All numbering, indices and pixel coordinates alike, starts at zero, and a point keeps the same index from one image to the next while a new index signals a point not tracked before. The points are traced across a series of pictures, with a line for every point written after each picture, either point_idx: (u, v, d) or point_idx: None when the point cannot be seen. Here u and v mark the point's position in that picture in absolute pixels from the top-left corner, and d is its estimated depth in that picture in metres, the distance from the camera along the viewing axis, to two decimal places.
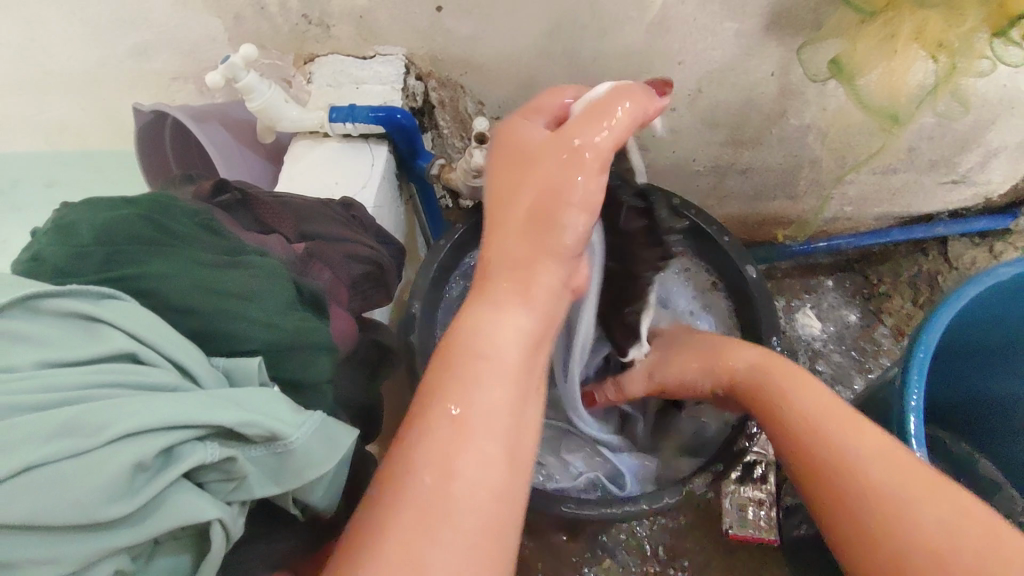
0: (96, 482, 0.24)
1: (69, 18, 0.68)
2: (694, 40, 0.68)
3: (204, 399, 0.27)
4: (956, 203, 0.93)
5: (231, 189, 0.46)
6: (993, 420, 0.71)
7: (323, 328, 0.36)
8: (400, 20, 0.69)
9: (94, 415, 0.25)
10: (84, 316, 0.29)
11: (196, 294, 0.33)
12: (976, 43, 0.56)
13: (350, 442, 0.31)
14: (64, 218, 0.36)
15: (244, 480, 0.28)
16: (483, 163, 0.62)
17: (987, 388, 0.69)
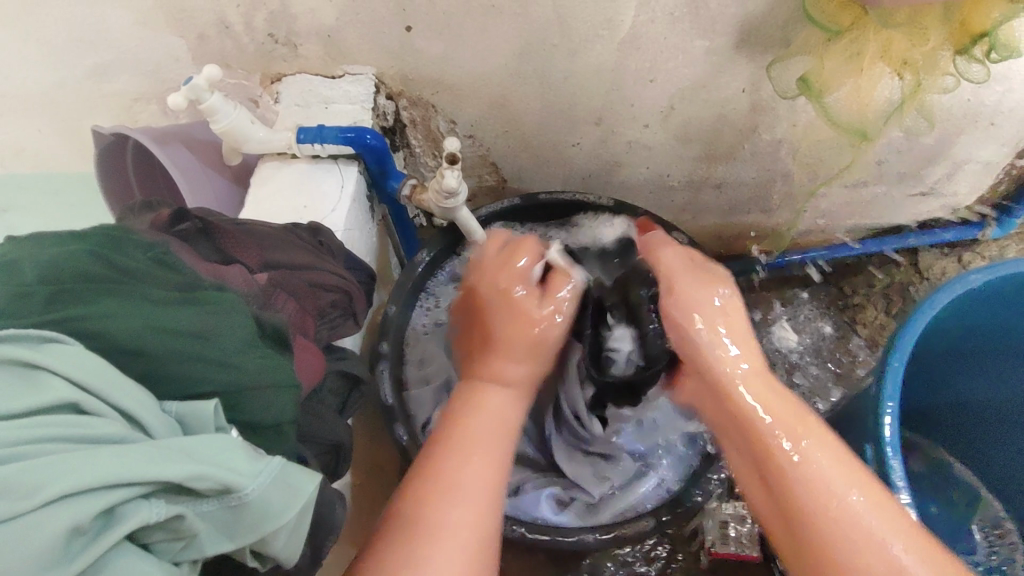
0: (31, 550, 0.22)
1: (23, 39, 0.66)
2: (664, 57, 0.68)
3: (149, 452, 0.26)
4: (924, 215, 0.97)
5: (191, 217, 0.44)
6: (972, 422, 0.73)
7: (285, 366, 0.35)
8: (368, 40, 0.68)
9: (27, 475, 0.23)
10: (23, 364, 0.27)
11: (147, 336, 0.31)
12: (941, 59, 0.57)
13: (312, 490, 0.29)
14: (8, 254, 0.34)
15: (194, 537, 0.26)
16: (454, 185, 0.61)
17: (968, 391, 0.70)
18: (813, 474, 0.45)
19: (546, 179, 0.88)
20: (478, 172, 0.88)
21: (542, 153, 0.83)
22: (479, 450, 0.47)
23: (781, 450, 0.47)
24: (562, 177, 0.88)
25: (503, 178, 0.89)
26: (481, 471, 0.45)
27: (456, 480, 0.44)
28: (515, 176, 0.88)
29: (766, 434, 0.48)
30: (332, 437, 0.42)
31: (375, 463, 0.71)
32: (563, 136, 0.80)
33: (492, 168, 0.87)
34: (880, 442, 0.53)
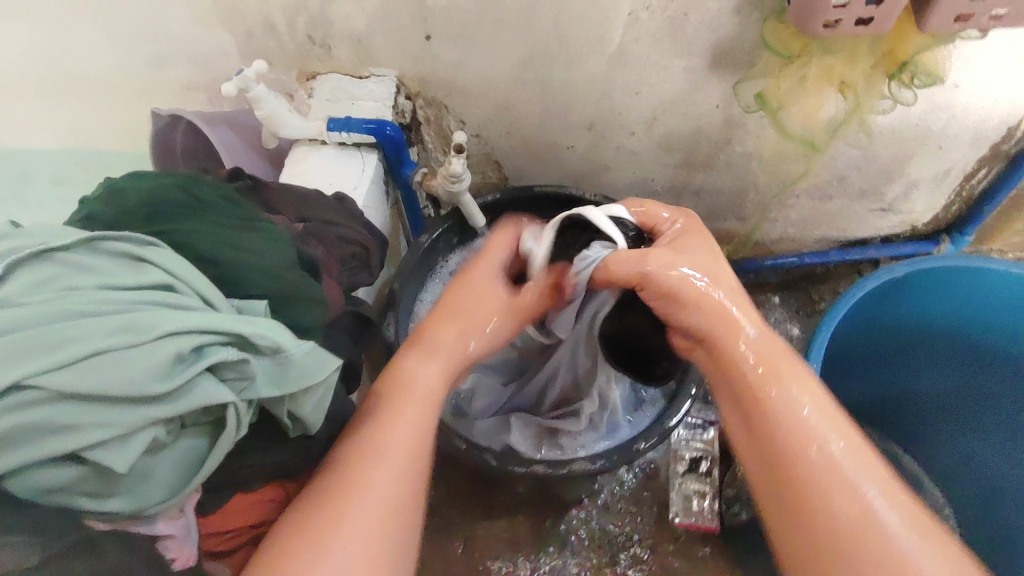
0: (148, 364, 0.33)
1: (100, 29, 0.77)
2: (648, 73, 0.79)
3: (225, 316, 0.36)
4: (886, 230, 1.07)
5: (243, 177, 0.55)
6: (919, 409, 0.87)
7: (318, 286, 0.45)
8: (393, 45, 0.79)
9: (146, 318, 0.34)
10: (133, 256, 0.38)
11: (220, 248, 0.42)
12: (876, 83, 0.67)
13: (334, 367, 0.40)
14: (113, 185, 0.44)
15: (252, 381, 0.36)
16: (459, 170, 0.71)
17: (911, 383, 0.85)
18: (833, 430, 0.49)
19: (542, 178, 0.99)
20: (482, 169, 0.99)
21: (539, 154, 0.94)
22: (401, 452, 0.45)
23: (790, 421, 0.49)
24: (558, 177, 0.98)
25: (505, 176, 1.00)
26: (399, 468, 0.44)
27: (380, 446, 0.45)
28: (515, 174, 0.99)
29: (780, 408, 0.50)
30: (346, 357, 0.52)
31: None
32: (559, 139, 0.91)
33: (495, 166, 0.98)
34: None
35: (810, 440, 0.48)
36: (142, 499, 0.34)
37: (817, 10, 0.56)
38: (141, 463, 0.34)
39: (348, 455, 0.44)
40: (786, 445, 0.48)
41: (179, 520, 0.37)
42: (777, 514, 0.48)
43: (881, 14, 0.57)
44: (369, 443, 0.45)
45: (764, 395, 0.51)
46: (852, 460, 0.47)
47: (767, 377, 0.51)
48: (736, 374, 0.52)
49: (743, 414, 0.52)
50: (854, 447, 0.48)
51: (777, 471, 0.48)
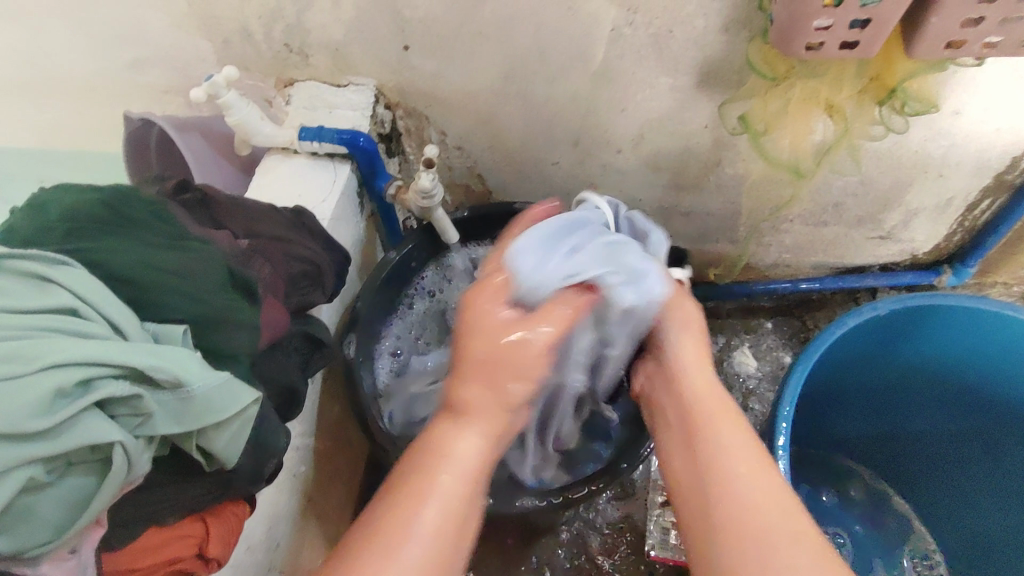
0: (26, 398, 0.30)
1: (75, 31, 0.76)
2: (632, 91, 0.76)
3: (122, 346, 0.34)
4: (885, 258, 1.03)
5: (192, 189, 0.53)
6: (908, 449, 0.84)
7: (248, 310, 0.43)
8: (371, 55, 0.77)
9: (32, 348, 0.32)
10: (38, 278, 0.35)
11: (139, 269, 0.39)
12: (866, 108, 0.64)
13: (249, 402, 0.37)
14: (40, 198, 0.42)
15: (149, 417, 0.34)
16: (429, 185, 0.69)
17: (903, 422, 0.82)
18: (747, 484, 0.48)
19: (528, 194, 0.96)
20: (466, 183, 0.97)
21: (524, 169, 0.92)
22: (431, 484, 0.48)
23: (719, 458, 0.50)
24: (543, 193, 0.96)
25: (489, 190, 0.97)
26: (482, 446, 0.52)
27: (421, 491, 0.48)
28: (500, 189, 0.96)
29: (715, 442, 0.52)
30: (287, 382, 0.50)
31: (341, 434, 0.79)
32: (543, 155, 0.88)
33: (479, 179, 0.95)
34: (773, 446, 0.60)
35: (733, 477, 0.49)
36: (20, 541, 0.31)
37: (799, 33, 0.53)
38: (18, 502, 0.31)
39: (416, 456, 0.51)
40: (714, 478, 0.49)
41: (69, 562, 0.34)
42: (698, 544, 0.48)
43: (866, 39, 0.54)
44: (419, 489, 0.48)
45: (702, 442, 0.53)
46: (775, 511, 0.46)
47: (705, 418, 0.54)
48: (680, 419, 0.56)
49: (684, 447, 0.54)
50: (776, 502, 0.47)
51: (699, 490, 0.50)
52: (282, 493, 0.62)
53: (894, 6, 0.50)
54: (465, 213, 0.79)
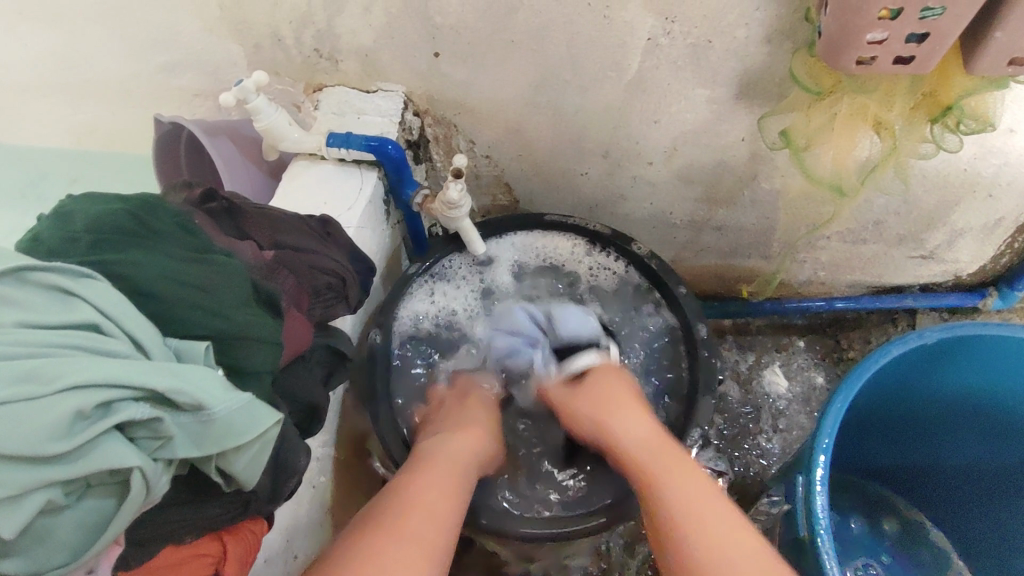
0: (44, 421, 0.29)
1: (109, 34, 0.76)
2: (668, 102, 0.74)
3: (143, 366, 0.32)
4: (926, 278, 0.99)
5: (218, 198, 0.51)
6: (946, 481, 0.80)
7: (271, 325, 0.42)
8: (401, 61, 0.75)
9: (48, 368, 0.30)
10: (62, 291, 0.34)
11: (163, 283, 0.38)
12: (917, 125, 0.61)
13: (271, 425, 0.36)
14: (66, 207, 0.42)
15: (170, 440, 0.33)
16: (457, 197, 0.67)
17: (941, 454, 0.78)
18: (702, 514, 0.52)
19: (556, 204, 0.94)
20: (493, 191, 0.95)
21: (553, 179, 0.90)
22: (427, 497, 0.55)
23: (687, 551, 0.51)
24: (571, 204, 0.94)
25: (516, 199, 0.95)
26: (444, 485, 0.57)
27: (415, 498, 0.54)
28: (527, 198, 0.95)
29: (718, 534, 0.51)
30: (309, 398, 0.48)
31: (361, 446, 0.78)
32: (573, 165, 0.86)
33: (506, 189, 0.94)
34: (811, 479, 0.57)
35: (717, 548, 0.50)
36: (38, 564, 0.31)
37: (849, 46, 0.51)
38: (36, 525, 0.30)
39: (388, 505, 0.54)
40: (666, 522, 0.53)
41: None
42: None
43: (922, 53, 0.51)
44: (419, 485, 0.56)
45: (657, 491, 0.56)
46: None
47: (686, 510, 0.53)
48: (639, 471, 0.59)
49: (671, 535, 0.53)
50: (716, 508, 0.53)
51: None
52: (301, 507, 0.61)
53: (955, 19, 0.47)
54: (495, 219, 0.78)
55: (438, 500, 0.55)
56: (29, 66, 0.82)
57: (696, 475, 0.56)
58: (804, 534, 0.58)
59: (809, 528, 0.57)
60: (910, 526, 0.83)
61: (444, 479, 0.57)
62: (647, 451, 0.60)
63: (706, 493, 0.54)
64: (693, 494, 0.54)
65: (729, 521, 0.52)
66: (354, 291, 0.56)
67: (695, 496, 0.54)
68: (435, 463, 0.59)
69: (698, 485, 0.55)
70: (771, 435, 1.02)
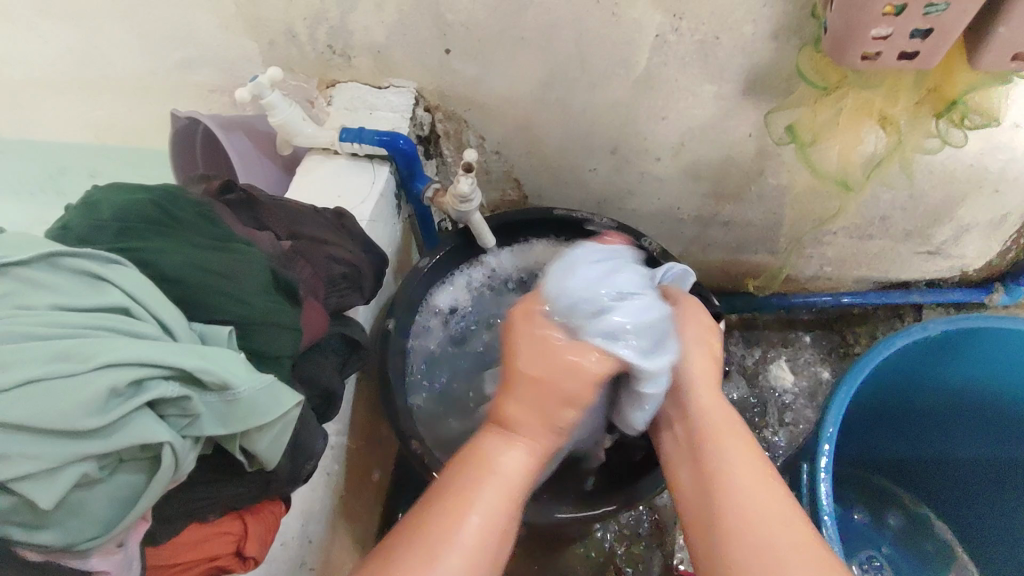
0: (81, 397, 0.31)
1: (127, 31, 0.78)
2: (676, 98, 0.75)
3: (172, 347, 0.34)
4: (932, 274, 0.99)
5: (236, 190, 0.53)
6: (952, 473, 0.80)
7: (291, 312, 0.43)
8: (413, 58, 0.77)
9: (84, 347, 0.32)
10: (92, 276, 0.36)
11: (187, 269, 0.40)
12: (922, 120, 0.62)
13: (292, 405, 0.37)
14: (92, 197, 0.43)
15: (197, 418, 0.35)
16: (468, 190, 0.69)
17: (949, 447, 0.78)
18: (745, 472, 0.51)
19: (564, 199, 0.96)
20: (502, 186, 0.96)
21: (561, 174, 0.91)
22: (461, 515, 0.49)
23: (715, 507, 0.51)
24: (580, 199, 0.95)
25: (525, 194, 0.97)
26: (490, 514, 0.49)
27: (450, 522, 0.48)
28: (536, 193, 0.96)
29: (735, 483, 0.51)
30: (326, 385, 0.50)
31: (373, 435, 0.79)
32: (581, 161, 0.88)
33: (515, 183, 0.95)
34: (815, 466, 0.58)
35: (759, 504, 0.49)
36: (72, 535, 0.32)
37: (855, 41, 0.52)
38: (72, 497, 0.32)
39: (421, 516, 0.49)
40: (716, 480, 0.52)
41: (115, 556, 0.34)
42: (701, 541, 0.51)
43: (927, 49, 0.52)
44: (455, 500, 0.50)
45: (712, 444, 0.54)
46: (766, 517, 0.48)
47: (733, 463, 0.52)
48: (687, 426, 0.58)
49: (690, 463, 0.56)
50: (773, 498, 0.49)
51: (705, 519, 0.51)
52: (316, 493, 0.63)
53: (960, 14, 0.48)
54: (505, 214, 0.78)
55: (477, 522, 0.49)
56: (50, 63, 0.84)
57: (745, 444, 0.54)
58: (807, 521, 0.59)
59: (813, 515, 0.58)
60: (914, 519, 0.84)
61: (490, 513, 0.50)
62: (708, 418, 0.56)
63: (754, 462, 0.52)
64: (745, 457, 0.52)
65: (768, 487, 0.50)
66: (367, 281, 0.57)
67: (750, 461, 0.52)
68: (473, 465, 0.52)
69: (745, 448, 0.53)
70: (777, 428, 1.03)
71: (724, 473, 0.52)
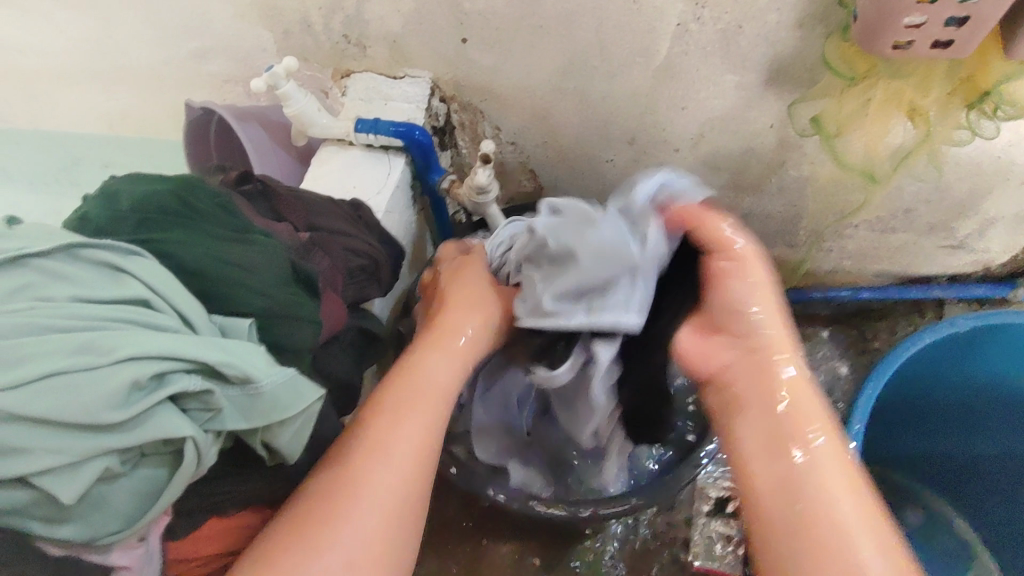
0: (103, 390, 0.30)
1: (142, 21, 0.77)
2: (696, 88, 0.73)
3: (193, 340, 0.34)
4: (955, 269, 0.98)
5: (254, 180, 0.53)
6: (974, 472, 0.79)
7: (310, 305, 0.42)
8: (428, 47, 0.76)
9: (106, 339, 0.32)
10: (112, 267, 0.35)
11: (207, 261, 0.39)
12: (953, 111, 0.60)
13: (315, 399, 0.37)
14: (112, 187, 0.43)
15: (219, 412, 0.34)
16: (484, 181, 0.68)
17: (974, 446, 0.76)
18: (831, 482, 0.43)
19: (580, 191, 0.94)
20: (517, 178, 0.95)
21: (578, 165, 0.90)
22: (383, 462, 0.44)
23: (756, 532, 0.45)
24: (596, 191, 0.94)
25: (541, 185, 0.96)
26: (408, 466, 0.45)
27: (375, 465, 0.44)
28: (552, 185, 0.95)
29: (834, 510, 0.42)
30: (343, 378, 0.50)
31: None
32: (598, 152, 0.86)
33: (531, 175, 0.94)
34: None
35: (830, 492, 0.43)
36: (94, 529, 0.32)
37: (886, 29, 0.50)
38: (94, 491, 0.31)
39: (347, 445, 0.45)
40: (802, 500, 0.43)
41: (137, 550, 0.34)
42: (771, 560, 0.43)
43: (961, 36, 0.50)
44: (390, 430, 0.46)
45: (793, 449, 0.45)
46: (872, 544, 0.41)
47: (822, 475, 0.43)
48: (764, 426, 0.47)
49: (761, 465, 0.46)
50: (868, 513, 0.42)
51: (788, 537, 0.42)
52: None
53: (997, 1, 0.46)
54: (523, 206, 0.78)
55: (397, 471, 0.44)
56: (65, 53, 0.84)
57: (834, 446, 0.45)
58: None
59: None
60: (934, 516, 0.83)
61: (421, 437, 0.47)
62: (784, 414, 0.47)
63: (843, 470, 0.44)
64: (831, 464, 0.44)
65: (861, 502, 0.43)
66: (385, 274, 0.56)
67: (836, 468, 0.44)
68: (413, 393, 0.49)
69: (835, 452, 0.45)
70: None
71: (809, 488, 0.43)
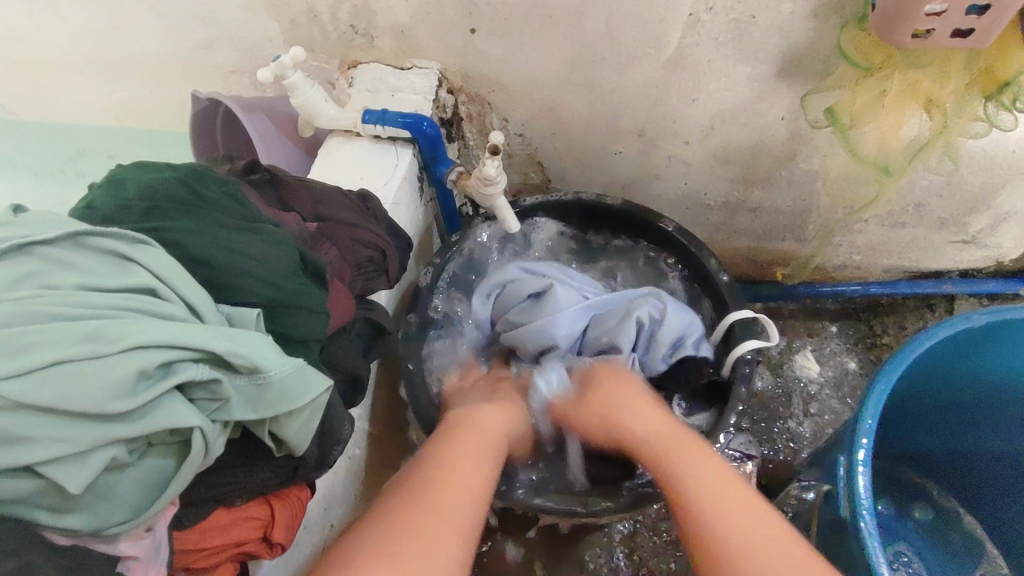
0: (110, 379, 0.30)
1: (148, 11, 0.77)
2: (707, 79, 0.72)
3: (201, 329, 0.33)
4: (966, 264, 0.97)
5: (262, 169, 0.53)
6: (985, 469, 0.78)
7: (318, 295, 0.42)
8: (436, 37, 0.75)
9: (112, 328, 0.31)
10: (119, 255, 0.35)
11: (215, 250, 0.39)
12: (969, 104, 0.59)
13: (323, 390, 0.37)
14: (118, 176, 0.43)
15: (227, 402, 0.34)
16: (493, 173, 0.67)
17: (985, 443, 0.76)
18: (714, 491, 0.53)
19: (588, 184, 0.94)
20: (524, 170, 0.94)
21: (585, 158, 0.89)
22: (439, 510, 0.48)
23: (729, 537, 0.49)
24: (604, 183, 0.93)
25: (548, 178, 0.95)
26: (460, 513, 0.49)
27: (433, 505, 0.48)
28: (559, 178, 0.94)
29: (714, 517, 0.51)
30: (351, 368, 0.49)
31: (393, 421, 0.79)
32: (607, 145, 0.86)
33: (538, 167, 0.93)
34: (853, 458, 0.57)
35: (720, 509, 0.51)
36: (100, 520, 0.32)
37: (904, 19, 0.49)
38: (101, 481, 0.31)
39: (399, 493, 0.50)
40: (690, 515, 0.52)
41: (144, 540, 0.34)
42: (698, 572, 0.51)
43: (982, 26, 0.49)
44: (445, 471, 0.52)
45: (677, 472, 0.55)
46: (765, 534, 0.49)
47: (705, 492, 0.53)
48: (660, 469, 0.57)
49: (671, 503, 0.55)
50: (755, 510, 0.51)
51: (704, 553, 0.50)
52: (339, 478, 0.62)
53: None
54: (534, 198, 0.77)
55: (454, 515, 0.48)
56: (71, 44, 0.83)
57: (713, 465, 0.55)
58: (844, 514, 0.58)
59: (850, 509, 0.56)
60: (943, 512, 0.82)
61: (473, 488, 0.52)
62: (662, 443, 0.59)
63: (730, 487, 0.53)
64: (716, 480, 0.53)
65: (746, 502, 0.52)
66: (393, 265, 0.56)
67: (717, 479, 0.53)
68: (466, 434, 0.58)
69: (719, 474, 0.54)
70: (802, 419, 1.01)
71: (699, 503, 0.52)
